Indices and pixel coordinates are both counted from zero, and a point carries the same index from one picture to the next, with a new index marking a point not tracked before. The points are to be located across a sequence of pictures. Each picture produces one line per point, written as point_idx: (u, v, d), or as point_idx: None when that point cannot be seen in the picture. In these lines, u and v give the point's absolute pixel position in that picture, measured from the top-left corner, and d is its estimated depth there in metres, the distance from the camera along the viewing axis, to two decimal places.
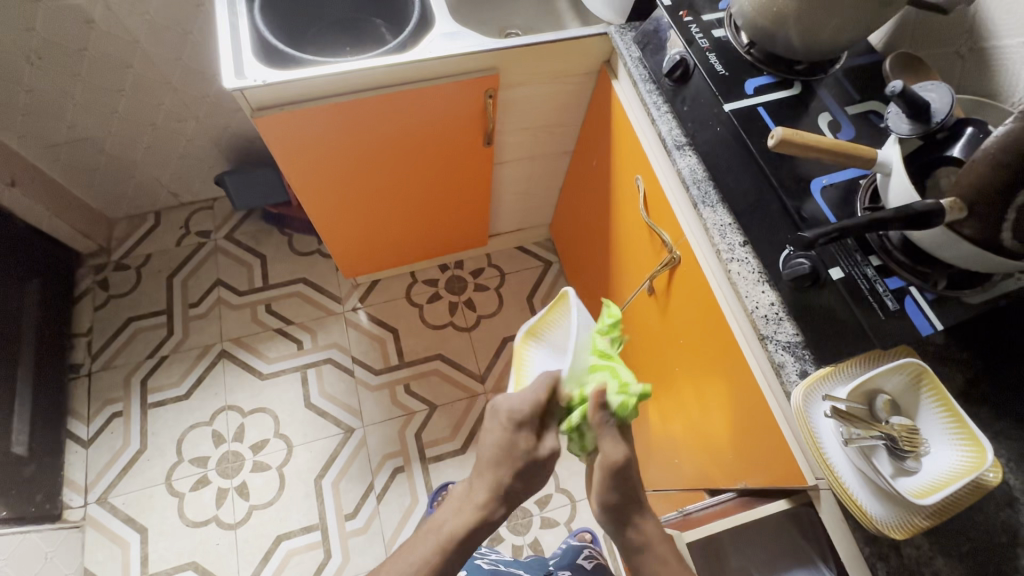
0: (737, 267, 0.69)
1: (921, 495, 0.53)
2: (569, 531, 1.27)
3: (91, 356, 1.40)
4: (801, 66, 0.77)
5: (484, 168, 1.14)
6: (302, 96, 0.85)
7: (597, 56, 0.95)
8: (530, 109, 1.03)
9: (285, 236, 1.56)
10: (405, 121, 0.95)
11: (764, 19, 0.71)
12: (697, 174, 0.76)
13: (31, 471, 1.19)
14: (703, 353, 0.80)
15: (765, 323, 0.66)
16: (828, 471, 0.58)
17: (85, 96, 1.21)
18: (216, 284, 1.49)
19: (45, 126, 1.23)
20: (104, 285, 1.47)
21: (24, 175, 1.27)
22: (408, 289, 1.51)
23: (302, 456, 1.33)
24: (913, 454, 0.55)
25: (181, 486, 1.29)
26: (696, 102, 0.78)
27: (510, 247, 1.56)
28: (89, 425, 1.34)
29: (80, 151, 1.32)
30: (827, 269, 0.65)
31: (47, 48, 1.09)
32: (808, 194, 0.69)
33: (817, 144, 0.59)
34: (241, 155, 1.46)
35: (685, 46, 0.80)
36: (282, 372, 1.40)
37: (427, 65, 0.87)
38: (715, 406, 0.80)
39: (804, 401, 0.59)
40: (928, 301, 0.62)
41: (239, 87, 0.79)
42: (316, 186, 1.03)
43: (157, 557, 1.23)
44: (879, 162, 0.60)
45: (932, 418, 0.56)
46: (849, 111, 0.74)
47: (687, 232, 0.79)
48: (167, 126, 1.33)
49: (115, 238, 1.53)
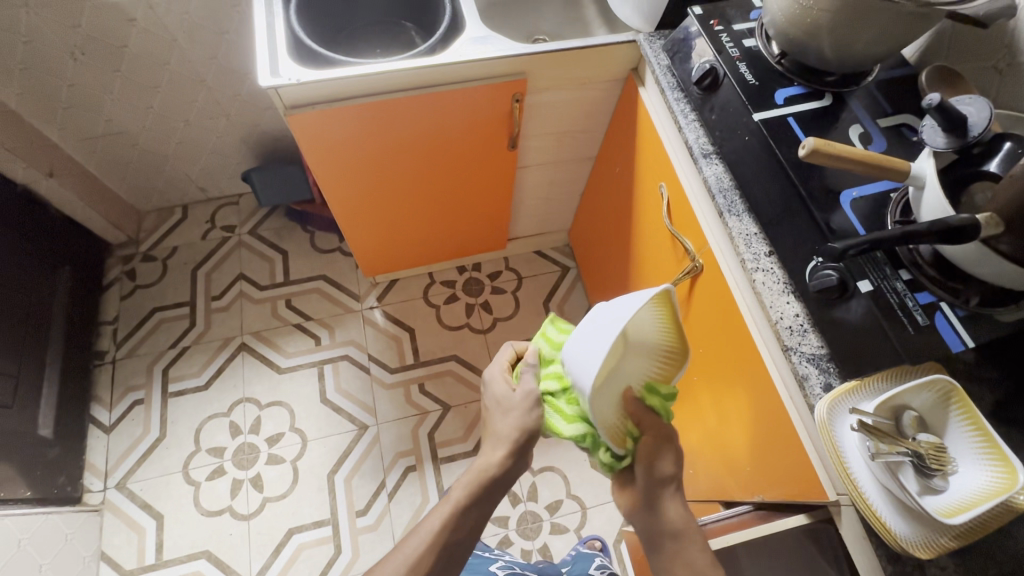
0: (762, 277, 0.69)
1: (949, 514, 0.52)
2: (579, 539, 1.26)
3: (116, 344, 1.43)
4: (833, 77, 0.77)
5: (507, 172, 1.14)
6: (333, 96, 0.87)
7: (624, 63, 0.96)
8: (556, 113, 1.04)
9: (307, 233, 1.58)
10: (433, 122, 0.96)
11: (797, 30, 0.71)
12: (723, 183, 0.76)
13: (55, 453, 1.23)
14: (724, 363, 0.79)
15: (789, 334, 0.66)
16: (851, 486, 0.57)
17: (122, 92, 1.25)
18: (238, 278, 1.52)
19: (83, 119, 1.27)
20: (131, 275, 1.51)
21: (61, 166, 1.31)
22: (426, 290, 1.52)
23: (317, 451, 1.34)
24: (940, 472, 0.54)
25: (197, 475, 1.31)
26: (725, 110, 0.78)
27: (528, 251, 1.57)
28: (111, 411, 1.37)
29: (115, 144, 1.36)
30: (856, 282, 0.64)
31: (90, 45, 1.13)
32: (837, 206, 0.68)
33: (848, 154, 0.59)
34: (268, 153, 1.49)
35: (715, 55, 0.81)
36: (300, 367, 1.42)
37: (457, 68, 0.88)
38: (733, 417, 0.79)
39: (829, 413, 0.58)
40: (959, 318, 0.61)
41: (274, 85, 0.82)
42: (342, 184, 1.04)
43: (171, 545, 1.25)
44: (912, 175, 0.59)
45: (961, 436, 0.55)
46: (881, 124, 0.74)
47: (711, 240, 0.78)
48: (199, 123, 1.37)
49: (143, 230, 1.56)
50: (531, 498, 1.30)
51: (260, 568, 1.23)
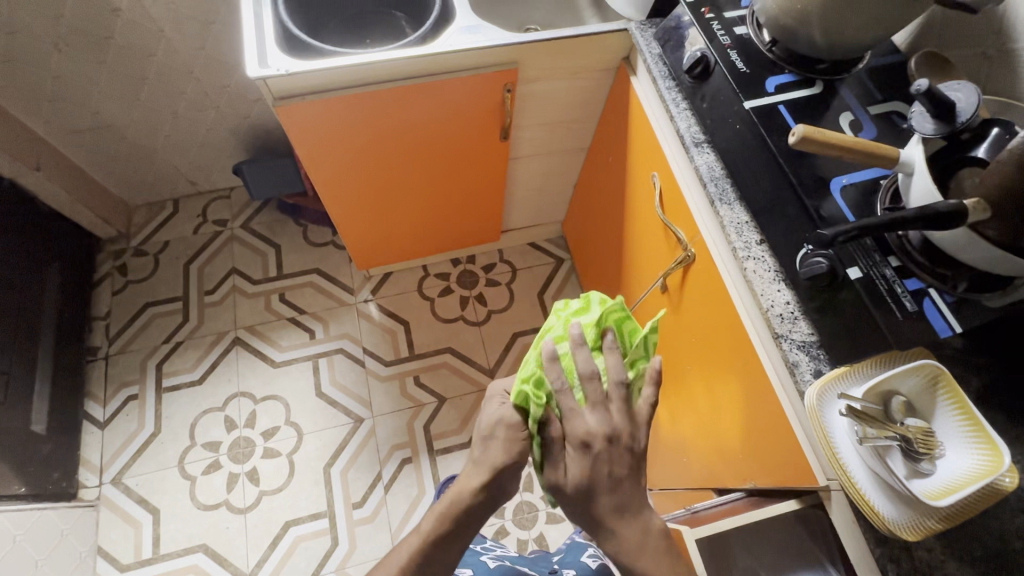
0: (753, 266, 0.69)
1: (935, 497, 0.53)
2: (574, 528, 1.27)
3: (109, 339, 1.43)
4: (824, 65, 0.77)
5: (500, 162, 1.14)
6: (321, 86, 0.86)
7: (615, 52, 0.95)
8: (548, 103, 1.03)
9: (300, 226, 1.57)
10: (425, 114, 0.96)
11: (788, 17, 0.71)
12: (715, 172, 0.76)
13: (49, 449, 1.22)
14: (715, 351, 0.80)
15: (779, 322, 0.65)
16: (840, 471, 0.57)
17: (109, 84, 1.23)
18: (231, 272, 1.51)
19: (70, 112, 1.26)
20: (122, 270, 1.50)
21: (48, 160, 1.29)
22: (420, 283, 1.52)
23: (312, 444, 1.34)
24: (927, 456, 0.55)
25: (193, 469, 1.31)
26: (716, 99, 0.78)
27: (522, 244, 1.56)
28: (105, 407, 1.36)
29: (103, 138, 1.34)
30: (845, 269, 0.64)
31: (75, 35, 1.11)
32: (827, 193, 0.69)
33: (839, 141, 0.59)
34: (259, 145, 1.48)
35: (706, 44, 0.80)
36: (294, 361, 1.42)
37: (447, 58, 0.88)
38: (726, 404, 0.80)
39: (818, 399, 0.59)
40: (947, 304, 0.62)
41: (262, 75, 0.81)
42: (333, 176, 1.03)
43: (168, 539, 1.25)
44: (902, 161, 0.59)
45: (948, 421, 0.56)
46: (871, 111, 0.74)
47: (703, 230, 0.78)
48: (188, 116, 1.35)
49: (134, 224, 1.55)
50: (526, 488, 1.31)
51: (258, 561, 1.24)
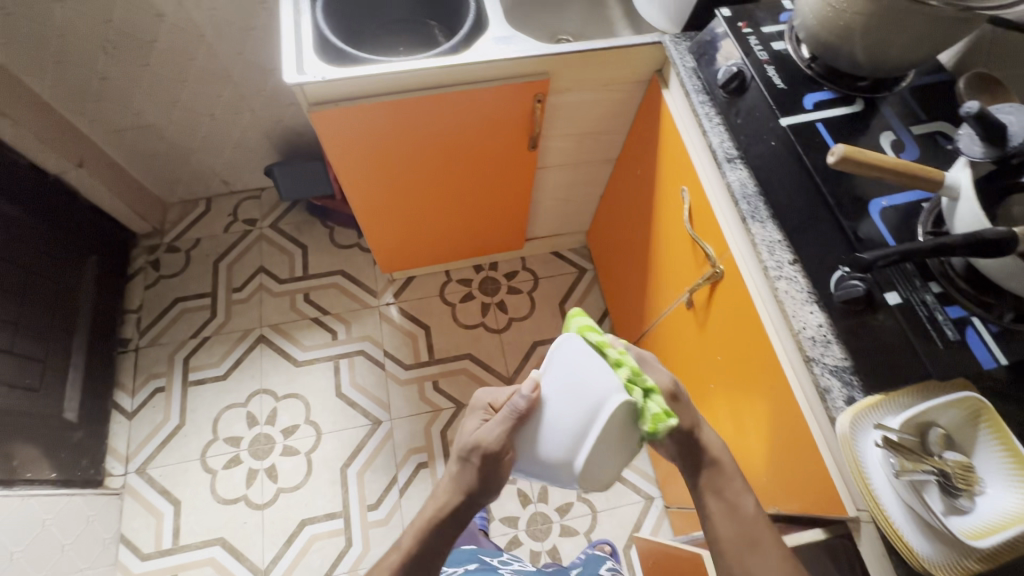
0: (785, 286, 0.67)
1: (974, 536, 0.51)
2: (588, 542, 1.26)
3: (139, 332, 1.47)
4: (864, 83, 0.75)
5: (526, 171, 1.14)
6: (355, 93, 0.87)
7: (648, 64, 0.95)
8: (578, 114, 1.03)
9: (326, 228, 1.60)
10: (455, 122, 0.96)
11: (828, 33, 0.70)
12: (747, 189, 0.75)
13: (79, 437, 1.26)
14: (741, 370, 0.78)
15: (812, 345, 0.64)
16: (873, 504, 0.55)
17: (151, 86, 1.27)
18: (258, 271, 1.54)
19: (113, 112, 1.30)
20: (155, 265, 1.54)
21: (91, 157, 1.34)
22: (441, 288, 1.52)
23: (331, 444, 1.35)
24: (966, 492, 0.53)
25: (214, 463, 1.34)
26: (751, 114, 0.77)
27: (545, 253, 1.56)
28: (133, 397, 1.40)
29: (143, 137, 1.39)
30: (883, 293, 0.62)
31: (122, 39, 1.16)
32: (865, 214, 0.67)
33: (880, 162, 0.57)
34: (291, 149, 1.51)
35: (742, 58, 0.79)
36: (316, 361, 1.44)
37: (478, 68, 0.88)
38: (751, 426, 0.78)
39: (851, 427, 0.57)
40: (991, 334, 0.59)
41: (298, 82, 0.82)
42: (364, 180, 1.05)
43: (187, 530, 1.28)
44: (947, 184, 0.58)
45: (989, 457, 0.53)
46: (913, 131, 0.72)
47: (732, 246, 0.77)
48: (225, 118, 1.39)
49: (168, 221, 1.59)
50: (540, 499, 1.30)
51: (273, 557, 1.25)
